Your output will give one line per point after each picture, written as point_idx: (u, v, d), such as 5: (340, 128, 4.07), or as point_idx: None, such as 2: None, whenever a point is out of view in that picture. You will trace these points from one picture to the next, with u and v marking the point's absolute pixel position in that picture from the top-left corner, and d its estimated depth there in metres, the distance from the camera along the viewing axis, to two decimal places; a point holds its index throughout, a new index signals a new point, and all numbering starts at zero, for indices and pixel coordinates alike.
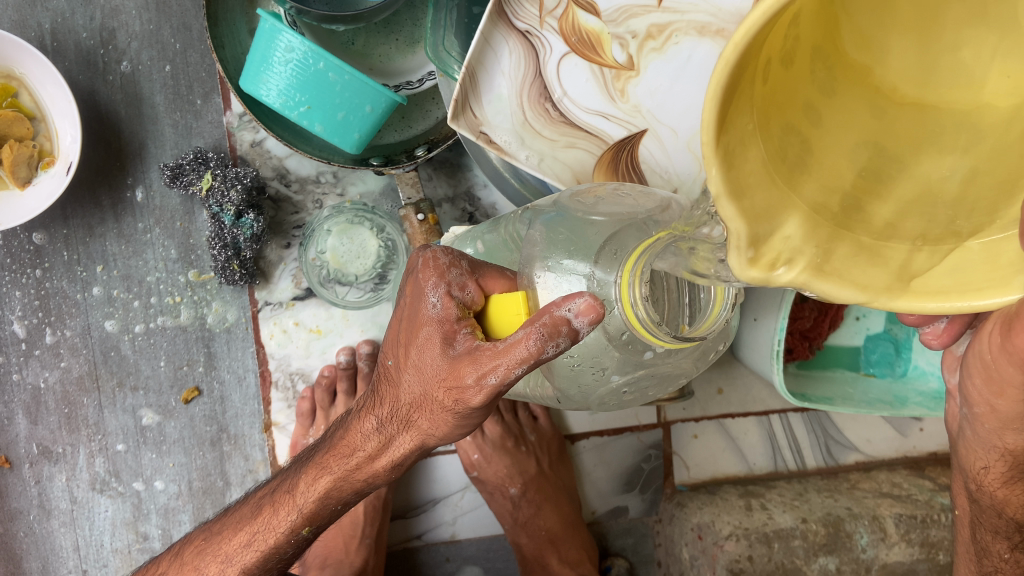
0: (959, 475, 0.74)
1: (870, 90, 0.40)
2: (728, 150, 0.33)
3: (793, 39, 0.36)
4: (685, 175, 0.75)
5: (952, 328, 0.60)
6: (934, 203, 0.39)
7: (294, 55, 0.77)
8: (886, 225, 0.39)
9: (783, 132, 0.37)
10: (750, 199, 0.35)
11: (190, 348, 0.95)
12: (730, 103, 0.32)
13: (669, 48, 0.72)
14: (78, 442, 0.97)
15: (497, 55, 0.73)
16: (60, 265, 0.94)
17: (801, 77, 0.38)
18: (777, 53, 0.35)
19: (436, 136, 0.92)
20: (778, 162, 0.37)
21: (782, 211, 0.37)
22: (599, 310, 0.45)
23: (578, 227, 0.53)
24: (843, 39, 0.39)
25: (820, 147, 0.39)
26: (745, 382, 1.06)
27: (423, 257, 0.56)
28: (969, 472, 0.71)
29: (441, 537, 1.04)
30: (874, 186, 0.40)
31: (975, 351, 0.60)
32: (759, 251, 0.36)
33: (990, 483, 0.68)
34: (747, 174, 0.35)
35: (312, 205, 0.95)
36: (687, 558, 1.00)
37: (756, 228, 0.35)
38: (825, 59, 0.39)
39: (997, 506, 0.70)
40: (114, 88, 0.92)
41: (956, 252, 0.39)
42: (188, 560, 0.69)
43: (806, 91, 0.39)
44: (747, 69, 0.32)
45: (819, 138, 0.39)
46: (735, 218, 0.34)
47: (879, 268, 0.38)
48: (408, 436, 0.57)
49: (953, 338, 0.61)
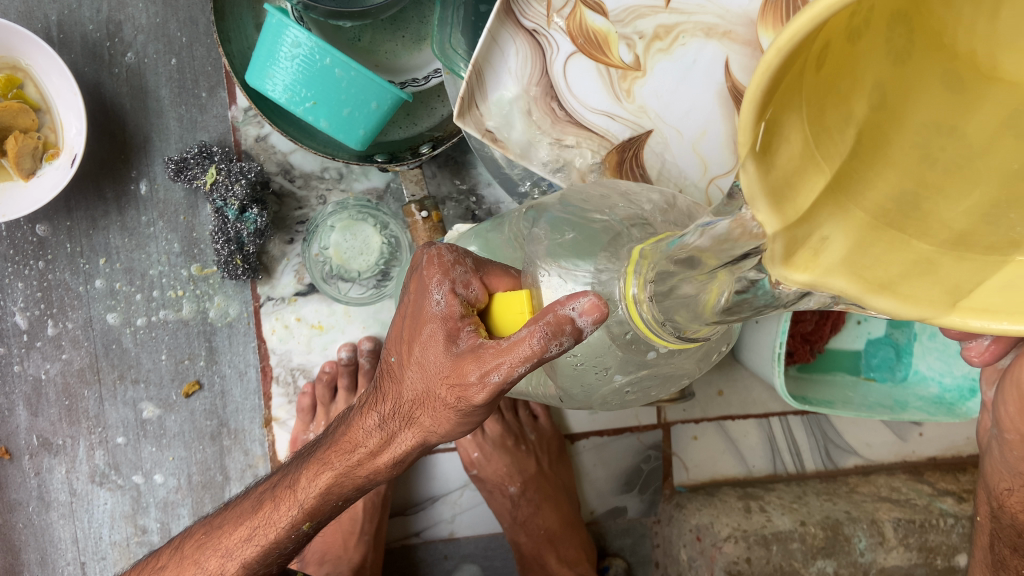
0: (983, 491, 0.73)
1: (948, 64, 0.37)
2: (767, 144, 0.34)
3: (860, 17, 0.35)
4: (689, 176, 0.77)
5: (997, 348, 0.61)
6: (1008, 207, 0.36)
7: (300, 51, 0.77)
8: (944, 224, 0.36)
9: (832, 118, 0.37)
10: (786, 197, 0.36)
11: (192, 342, 0.95)
12: (778, 95, 0.32)
13: (676, 49, 0.71)
14: (78, 434, 0.97)
15: (503, 54, 0.73)
16: (63, 257, 0.94)
17: (866, 50, 0.37)
18: (839, 34, 0.35)
19: (442, 133, 0.92)
20: (822, 152, 0.37)
21: (824, 215, 0.37)
22: (603, 310, 0.45)
23: (583, 225, 0.53)
24: (925, 7, 0.36)
25: (875, 132, 0.38)
26: (746, 384, 1.06)
27: (428, 254, 0.55)
28: (992, 490, 0.71)
29: (440, 534, 1.04)
30: (936, 181, 0.37)
31: (1013, 376, 0.61)
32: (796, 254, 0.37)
33: (1013, 506, 0.68)
34: (786, 177, 0.36)
35: (316, 201, 0.95)
36: (685, 559, 1.00)
37: (794, 232, 0.36)
38: (900, 28, 0.36)
39: (1017, 526, 0.69)
40: (119, 80, 0.92)
41: (1008, 267, 0.35)
42: (188, 554, 0.69)
43: (868, 66, 0.37)
44: (798, 61, 0.32)
45: (875, 122, 0.38)
46: (767, 218, 0.35)
47: (922, 276, 0.35)
48: (410, 432, 0.57)
49: (995, 357, 0.61)
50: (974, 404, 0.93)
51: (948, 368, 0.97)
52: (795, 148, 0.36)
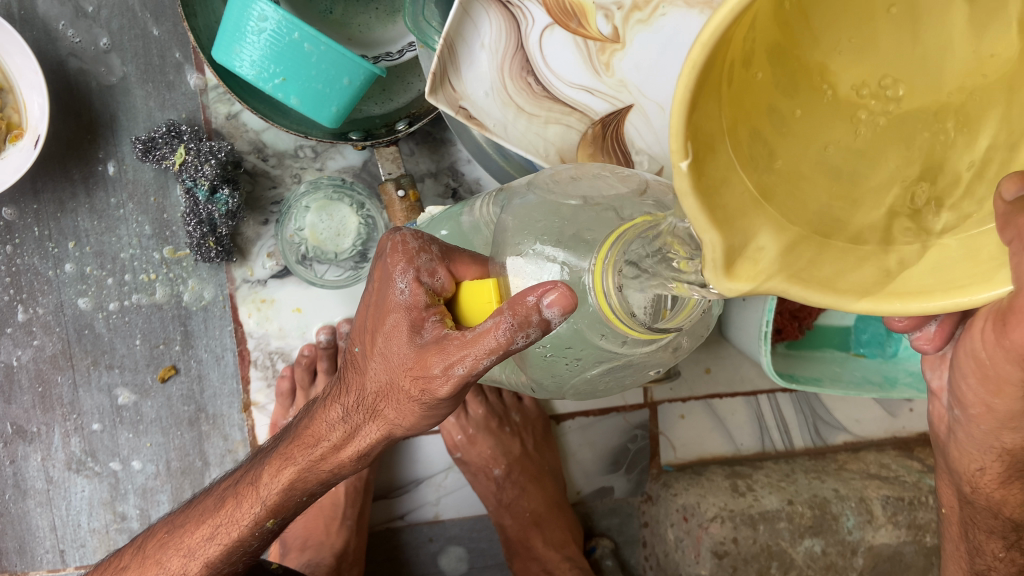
0: (950, 473, 0.69)
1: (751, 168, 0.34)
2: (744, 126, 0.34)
3: (750, 41, 0.33)
4: (672, 153, 0.73)
5: (943, 330, 0.58)
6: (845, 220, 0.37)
7: (268, 25, 0.74)
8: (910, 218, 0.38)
9: (750, 137, 0.34)
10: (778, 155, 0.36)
11: (166, 326, 0.93)
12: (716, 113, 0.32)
13: (655, 20, 0.68)
14: (53, 421, 0.95)
15: (476, 26, 0.69)
16: (32, 241, 0.91)
17: (760, 81, 0.35)
18: (739, 57, 0.33)
19: (418, 110, 0.89)
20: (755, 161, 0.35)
21: (757, 222, 0.35)
22: (572, 301, 0.43)
23: (553, 212, 0.50)
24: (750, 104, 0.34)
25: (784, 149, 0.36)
26: (734, 361, 1.04)
27: (392, 240, 0.54)
28: (964, 475, 0.65)
29: (425, 517, 1.03)
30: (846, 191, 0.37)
31: (966, 349, 0.53)
32: (737, 265, 0.34)
33: (986, 485, 0.64)
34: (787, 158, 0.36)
35: (290, 179, 0.93)
36: (671, 540, 0.99)
37: (733, 242, 0.33)
38: (783, 62, 0.35)
39: (994, 507, 0.66)
40: (83, 58, 0.88)
41: (935, 250, 0.37)
42: (149, 553, 0.67)
43: (765, 94, 0.35)
44: (719, 85, 0.31)
45: (784, 141, 0.36)
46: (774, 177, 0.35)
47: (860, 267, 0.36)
48: (375, 425, 0.55)
49: (944, 343, 0.59)
50: None
51: None
52: (710, 126, 0.32)
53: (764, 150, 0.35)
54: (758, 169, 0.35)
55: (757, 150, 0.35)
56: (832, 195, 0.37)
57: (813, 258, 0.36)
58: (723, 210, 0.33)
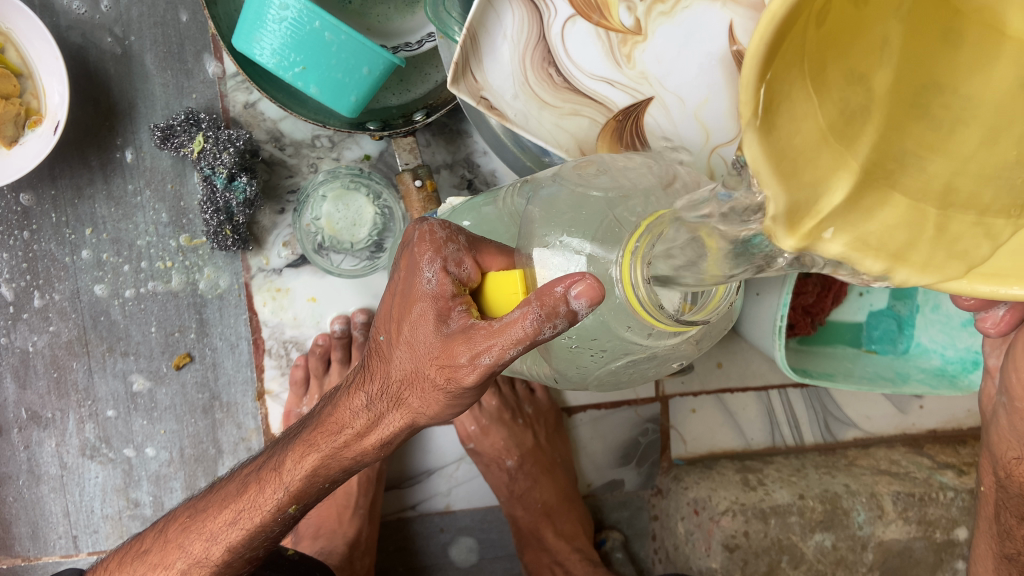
0: (989, 459, 0.73)
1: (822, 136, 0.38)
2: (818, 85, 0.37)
3: None
4: (692, 145, 0.72)
5: (1011, 316, 0.64)
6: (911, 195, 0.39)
7: (289, 13, 0.74)
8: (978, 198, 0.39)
9: (837, 82, 0.38)
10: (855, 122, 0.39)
11: (182, 314, 0.93)
12: (782, 46, 0.32)
13: (677, 13, 0.67)
14: (68, 407, 0.95)
15: (499, 17, 0.68)
16: (49, 227, 0.91)
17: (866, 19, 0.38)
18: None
19: (435, 101, 0.90)
20: (831, 118, 0.38)
21: (829, 174, 0.38)
22: (599, 292, 0.43)
23: (580, 204, 0.50)
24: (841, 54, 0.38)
25: (873, 94, 0.39)
26: (745, 356, 1.04)
27: (420, 230, 0.54)
28: (1000, 460, 0.70)
29: (436, 508, 1.03)
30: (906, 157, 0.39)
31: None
32: (798, 220, 0.36)
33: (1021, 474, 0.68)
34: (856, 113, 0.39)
35: (307, 169, 0.93)
36: (682, 533, 1.00)
37: (795, 198, 0.36)
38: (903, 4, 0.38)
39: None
40: (103, 45, 0.88)
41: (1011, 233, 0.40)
42: (172, 537, 0.68)
43: (869, 34, 0.38)
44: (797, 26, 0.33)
45: (873, 89, 0.39)
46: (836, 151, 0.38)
47: (900, 229, 0.38)
48: (399, 413, 0.56)
49: (1008, 328, 0.65)
50: (977, 377, 0.92)
51: (951, 340, 0.95)
52: (789, 82, 0.35)
53: (850, 106, 0.39)
54: (831, 114, 0.38)
55: (838, 105, 0.38)
56: (912, 153, 0.39)
57: (858, 213, 0.38)
58: (792, 163, 0.36)
